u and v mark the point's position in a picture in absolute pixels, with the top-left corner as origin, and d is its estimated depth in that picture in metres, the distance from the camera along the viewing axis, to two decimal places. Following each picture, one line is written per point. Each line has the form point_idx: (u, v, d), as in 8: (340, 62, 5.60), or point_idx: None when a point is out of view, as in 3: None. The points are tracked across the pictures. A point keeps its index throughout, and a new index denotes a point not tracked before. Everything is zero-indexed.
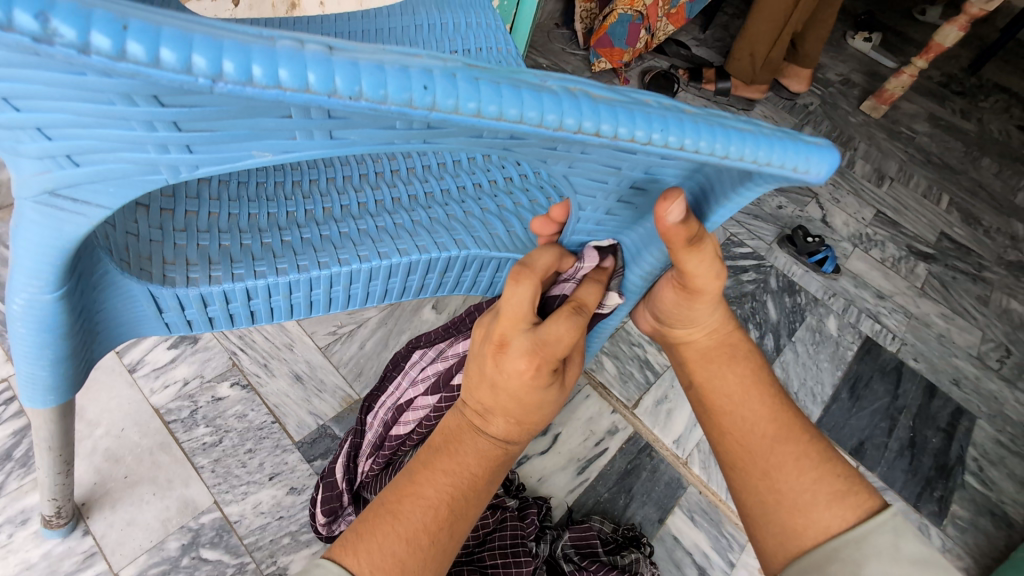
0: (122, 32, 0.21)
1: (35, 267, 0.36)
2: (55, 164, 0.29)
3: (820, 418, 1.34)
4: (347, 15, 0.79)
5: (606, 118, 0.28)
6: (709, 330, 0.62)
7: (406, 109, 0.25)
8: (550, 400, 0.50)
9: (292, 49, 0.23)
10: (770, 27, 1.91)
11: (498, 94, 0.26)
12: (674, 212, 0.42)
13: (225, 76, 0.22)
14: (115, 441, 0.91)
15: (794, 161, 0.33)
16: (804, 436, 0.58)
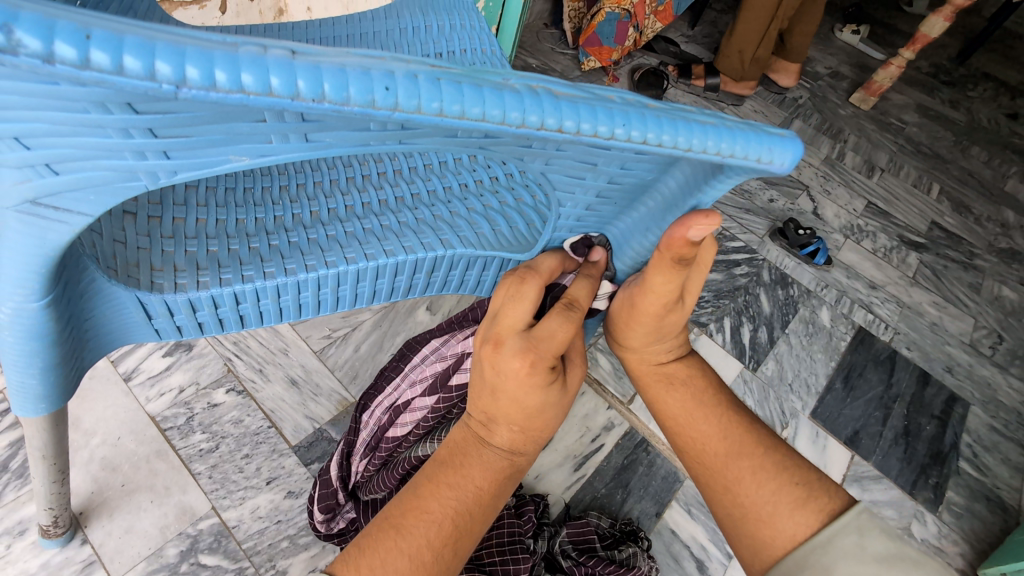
0: (85, 41, 0.21)
1: (20, 277, 0.37)
2: (35, 173, 0.30)
3: (815, 409, 1.35)
4: (331, 20, 0.79)
5: (569, 114, 0.29)
6: (649, 356, 0.60)
7: (369, 110, 0.26)
8: (553, 407, 0.50)
9: (255, 54, 0.24)
10: (757, 23, 1.92)
11: (460, 93, 0.27)
12: (697, 231, 0.42)
13: (189, 82, 0.23)
14: (111, 450, 0.91)
15: (756, 152, 0.34)
16: (759, 449, 0.57)
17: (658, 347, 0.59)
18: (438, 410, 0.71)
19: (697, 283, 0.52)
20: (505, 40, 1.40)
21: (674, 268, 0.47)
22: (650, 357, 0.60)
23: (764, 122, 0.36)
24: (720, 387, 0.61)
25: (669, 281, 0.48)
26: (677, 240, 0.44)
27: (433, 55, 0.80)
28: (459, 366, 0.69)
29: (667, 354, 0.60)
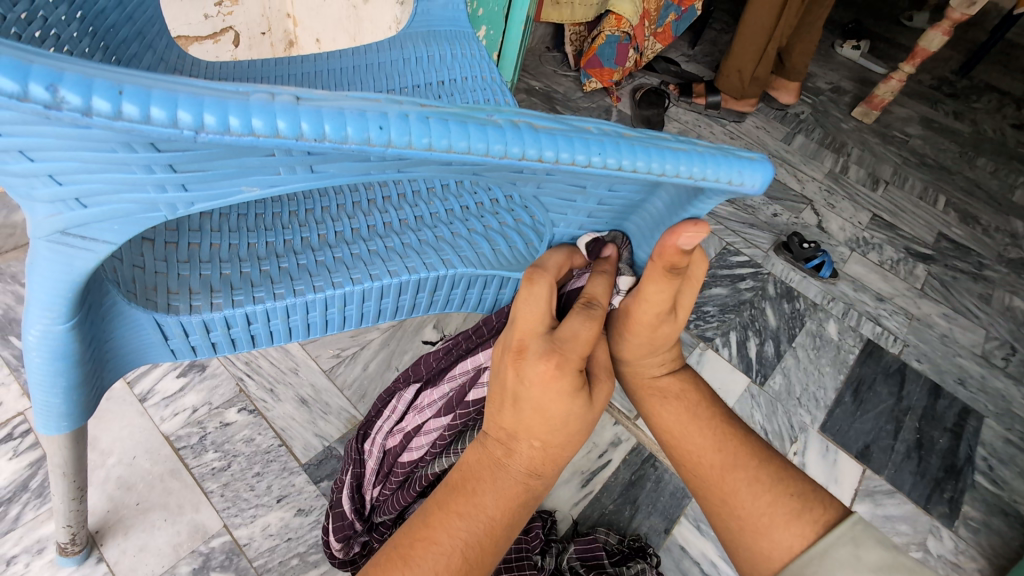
0: (118, 96, 0.24)
1: (48, 301, 0.39)
2: (66, 207, 0.33)
3: (825, 423, 1.34)
4: (338, 53, 0.83)
5: (547, 145, 0.31)
6: (644, 370, 0.60)
7: (365, 147, 0.28)
8: (581, 420, 0.47)
9: (263, 101, 0.26)
10: (754, 43, 1.96)
11: (447, 129, 0.29)
12: (687, 240, 0.44)
13: (206, 127, 0.26)
14: (127, 469, 0.93)
15: (726, 174, 0.35)
16: (754, 461, 0.57)
17: (652, 360, 0.59)
18: (455, 427, 0.70)
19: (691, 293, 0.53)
20: (506, 66, 1.43)
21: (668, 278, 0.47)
22: (644, 371, 0.60)
23: (735, 147, 0.38)
24: (714, 399, 0.61)
25: (663, 292, 0.49)
26: (669, 253, 0.45)
27: (435, 83, 0.83)
28: (475, 383, 0.68)
29: (659, 368, 0.60)
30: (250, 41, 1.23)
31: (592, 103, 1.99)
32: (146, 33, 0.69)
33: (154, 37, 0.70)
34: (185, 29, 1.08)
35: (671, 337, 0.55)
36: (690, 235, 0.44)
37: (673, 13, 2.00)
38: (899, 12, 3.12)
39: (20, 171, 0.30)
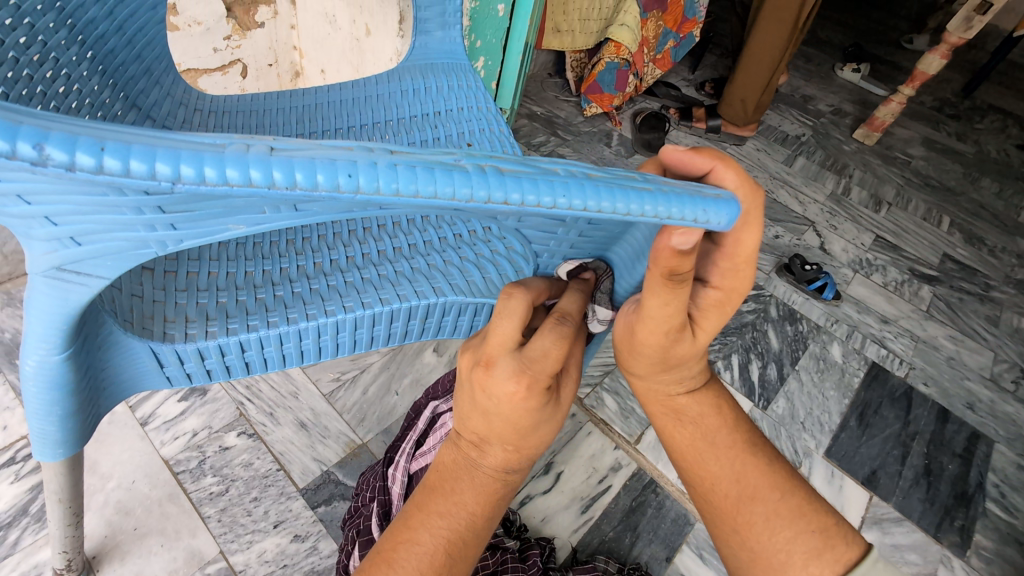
0: (100, 151, 0.25)
1: (45, 333, 0.41)
2: (61, 244, 0.34)
3: (829, 448, 1.32)
4: (340, 85, 0.86)
5: (513, 187, 0.31)
6: (660, 389, 0.59)
7: (335, 194, 0.29)
8: (553, 426, 0.49)
9: (238, 152, 0.27)
10: (757, 73, 2.00)
11: (416, 174, 0.30)
12: (682, 238, 0.41)
13: (183, 178, 0.27)
14: (126, 493, 0.94)
15: (692, 213, 0.36)
16: (774, 494, 0.57)
17: (667, 380, 0.59)
18: None
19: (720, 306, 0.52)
20: (504, 95, 1.46)
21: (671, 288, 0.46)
22: (661, 391, 0.60)
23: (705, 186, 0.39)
24: (734, 426, 0.60)
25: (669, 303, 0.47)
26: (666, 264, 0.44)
27: (433, 113, 0.86)
28: None
29: (677, 388, 0.59)
30: (257, 72, 1.27)
31: (594, 127, 2.01)
32: (154, 69, 0.72)
33: (162, 73, 0.73)
34: (194, 61, 1.12)
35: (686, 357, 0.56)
36: (689, 232, 0.41)
37: (672, 40, 2.04)
38: (899, 36, 3.16)
39: (18, 213, 0.32)
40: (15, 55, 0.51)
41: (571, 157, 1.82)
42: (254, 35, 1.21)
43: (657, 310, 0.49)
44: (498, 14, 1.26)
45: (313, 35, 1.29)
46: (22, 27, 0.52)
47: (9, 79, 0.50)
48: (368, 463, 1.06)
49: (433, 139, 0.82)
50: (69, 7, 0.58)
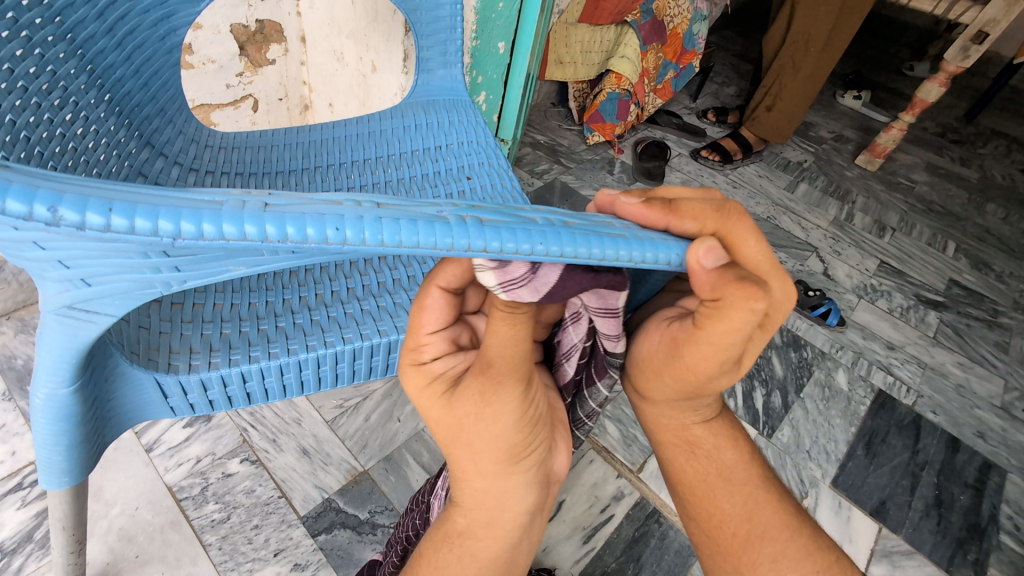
0: (108, 211, 0.28)
1: (54, 366, 0.43)
2: (72, 285, 0.36)
3: (836, 477, 1.29)
4: (344, 121, 0.89)
5: (492, 236, 0.33)
6: (674, 419, 0.52)
7: (325, 245, 0.31)
8: (445, 428, 0.43)
9: (234, 209, 0.29)
10: (798, 94, 2.10)
11: (401, 226, 0.32)
12: (712, 255, 0.38)
13: (184, 234, 0.29)
14: (128, 520, 0.94)
15: (666, 257, 0.38)
16: (783, 532, 0.54)
17: (685, 410, 0.51)
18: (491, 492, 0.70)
19: (776, 318, 0.42)
20: (506, 125, 1.50)
21: (750, 292, 0.36)
22: (676, 420, 0.52)
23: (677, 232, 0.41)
24: (750, 459, 0.55)
25: (748, 318, 0.37)
26: (723, 283, 0.37)
27: (434, 148, 0.89)
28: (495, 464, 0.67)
29: (693, 418, 0.52)
30: (267, 106, 1.32)
31: (596, 155, 2.04)
32: (168, 109, 0.75)
33: (175, 111, 0.76)
34: (207, 97, 1.16)
35: (725, 388, 0.46)
36: (714, 248, 0.38)
37: (672, 70, 2.09)
38: (899, 63, 3.21)
39: (33, 258, 0.34)
40: (37, 100, 0.54)
41: (573, 185, 1.85)
42: (265, 71, 1.26)
43: (727, 332, 0.38)
44: (499, 51, 1.31)
45: (321, 71, 1.34)
46: (45, 73, 0.55)
47: (31, 123, 0.52)
48: (369, 490, 1.06)
49: (434, 172, 0.85)
50: (89, 53, 0.61)
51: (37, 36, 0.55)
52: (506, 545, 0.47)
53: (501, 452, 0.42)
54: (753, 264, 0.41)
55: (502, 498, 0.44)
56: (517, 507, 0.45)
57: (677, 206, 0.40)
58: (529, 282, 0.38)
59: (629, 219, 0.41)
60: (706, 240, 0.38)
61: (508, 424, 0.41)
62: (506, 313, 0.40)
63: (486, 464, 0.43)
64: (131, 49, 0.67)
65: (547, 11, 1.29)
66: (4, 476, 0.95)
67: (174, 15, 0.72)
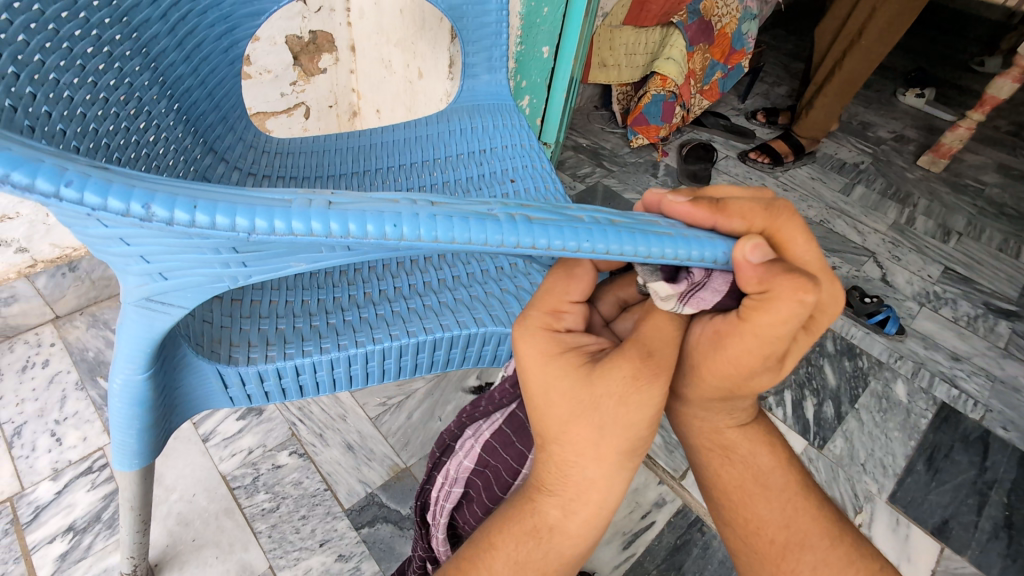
0: (192, 208, 0.30)
1: (132, 353, 0.46)
2: (151, 279, 0.39)
3: (893, 493, 1.22)
4: (392, 126, 0.92)
5: (539, 233, 0.34)
6: (709, 421, 0.51)
7: (382, 241, 0.32)
8: (576, 402, 0.41)
9: (302, 207, 0.31)
10: (844, 92, 2.03)
11: (452, 224, 0.33)
12: (758, 252, 0.37)
13: (257, 230, 0.31)
14: (186, 505, 1.00)
15: (712, 255, 0.38)
16: (824, 540, 0.51)
17: (718, 413, 0.50)
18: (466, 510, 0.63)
19: (821, 321, 0.41)
20: (549, 130, 1.51)
21: (800, 283, 0.35)
22: (710, 422, 0.51)
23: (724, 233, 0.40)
24: (788, 465, 0.54)
25: (796, 311, 0.36)
26: (772, 275, 0.36)
27: (478, 152, 0.90)
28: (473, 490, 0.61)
29: (728, 421, 0.51)
30: (319, 113, 1.37)
31: (640, 158, 2.02)
32: (229, 116, 0.79)
33: (235, 119, 0.81)
34: (263, 105, 1.23)
35: (764, 389, 0.44)
36: (760, 245, 0.38)
37: (720, 71, 2.05)
38: (968, 59, 3.03)
39: (119, 253, 0.37)
40: (116, 110, 0.58)
41: (616, 189, 1.84)
42: (317, 80, 1.31)
43: (775, 325, 0.36)
44: (543, 55, 1.32)
45: (370, 79, 1.38)
46: (123, 85, 0.59)
47: (110, 131, 0.57)
48: (411, 487, 1.09)
49: (479, 175, 0.87)
50: (161, 65, 0.65)
51: (117, 51, 0.59)
52: (586, 541, 0.46)
53: (626, 442, 0.42)
54: (805, 265, 0.40)
55: (604, 491, 0.43)
56: (611, 501, 0.45)
57: (723, 205, 0.39)
58: (708, 284, 0.40)
59: (675, 217, 0.41)
60: (753, 237, 0.38)
61: (646, 415, 0.41)
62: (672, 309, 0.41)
63: (607, 451, 0.42)
64: (198, 61, 0.72)
65: (591, 15, 1.29)
66: (77, 459, 1.02)
67: (237, 27, 0.76)
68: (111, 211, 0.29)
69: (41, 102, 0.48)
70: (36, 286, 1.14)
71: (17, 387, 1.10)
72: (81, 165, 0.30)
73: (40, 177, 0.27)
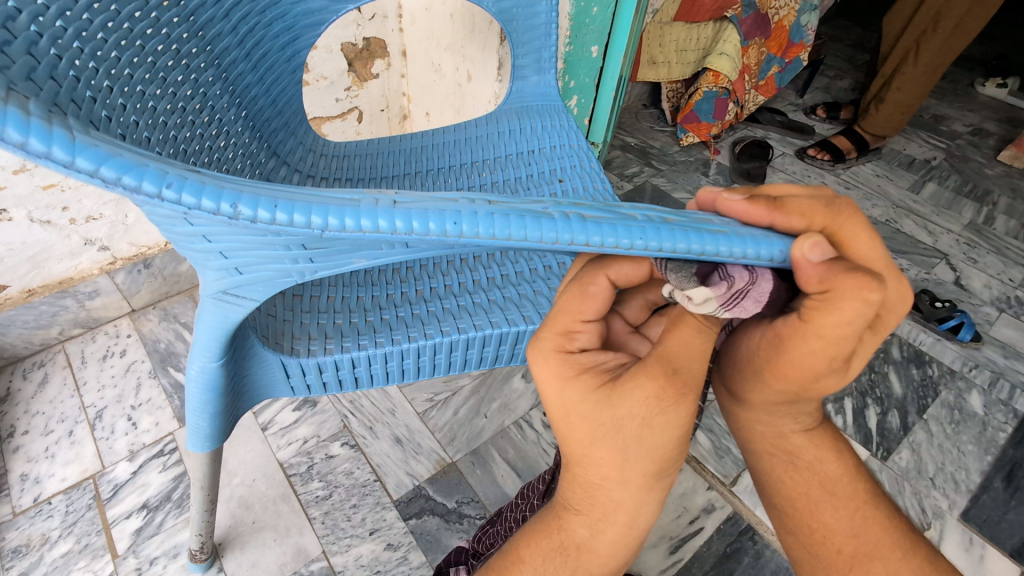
0: (273, 207, 0.32)
1: (208, 343, 0.50)
2: (228, 274, 0.42)
3: (967, 510, 1.14)
4: (443, 129, 0.94)
5: (592, 231, 0.34)
6: (773, 426, 0.49)
7: (443, 238, 0.33)
8: (597, 425, 0.40)
9: (370, 206, 0.33)
10: (916, 87, 1.91)
11: (508, 222, 0.33)
12: (818, 250, 0.37)
13: (329, 227, 0.33)
14: (247, 489, 1.06)
15: (768, 253, 0.37)
16: (895, 553, 0.49)
17: (783, 417, 0.48)
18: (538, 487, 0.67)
19: (888, 320, 0.39)
20: (596, 129, 1.49)
21: (863, 282, 0.34)
22: (773, 427, 0.49)
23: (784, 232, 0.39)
24: (856, 473, 0.51)
25: (862, 310, 0.34)
26: (833, 274, 0.35)
27: (525, 153, 0.91)
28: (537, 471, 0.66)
29: (792, 425, 0.49)
30: (370, 117, 1.42)
31: (690, 156, 1.97)
32: (291, 121, 0.84)
33: (296, 124, 0.85)
34: (319, 111, 1.28)
35: (831, 392, 0.42)
36: (820, 244, 0.37)
37: (777, 65, 1.98)
38: None
39: (203, 249, 0.40)
40: (193, 119, 0.63)
41: (665, 188, 1.80)
42: (370, 85, 1.36)
43: (838, 326, 0.35)
44: (592, 54, 1.32)
45: (420, 82, 1.42)
46: (198, 94, 0.64)
47: (187, 137, 0.61)
48: (457, 481, 1.11)
49: (527, 175, 0.87)
50: (231, 75, 0.70)
51: (194, 64, 0.63)
52: (617, 559, 0.47)
53: (653, 466, 0.41)
54: (868, 262, 0.38)
55: (632, 512, 0.43)
56: (642, 521, 0.44)
57: (782, 203, 0.39)
58: (749, 293, 0.38)
59: (731, 216, 0.41)
60: (812, 236, 0.37)
61: (672, 436, 0.40)
62: (699, 319, 0.39)
63: (633, 476, 0.41)
64: (263, 70, 0.76)
65: (641, 12, 1.28)
66: (151, 442, 1.10)
67: (299, 37, 0.80)
68: (204, 210, 0.31)
69: (131, 113, 0.52)
70: (116, 281, 1.23)
71: (99, 373, 1.19)
72: (177, 168, 0.33)
73: (146, 181, 0.30)
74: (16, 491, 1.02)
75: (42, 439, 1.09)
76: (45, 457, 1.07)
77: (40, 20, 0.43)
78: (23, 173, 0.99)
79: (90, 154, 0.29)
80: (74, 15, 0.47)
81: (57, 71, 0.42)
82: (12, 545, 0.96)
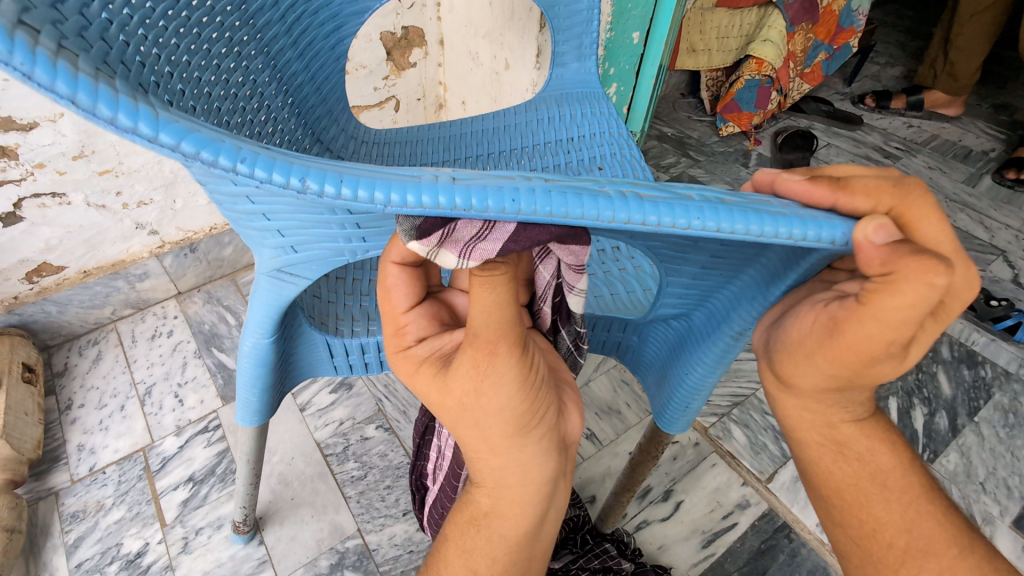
0: (339, 182, 0.32)
1: (262, 319, 0.51)
2: (284, 252, 0.44)
3: (1019, 518, 1.09)
4: (481, 116, 0.94)
5: (650, 211, 0.34)
6: (820, 415, 0.48)
7: (501, 216, 0.33)
8: (447, 408, 0.41)
9: (430, 182, 0.33)
10: None
11: (566, 200, 0.33)
12: (882, 232, 0.35)
13: (393, 203, 0.32)
14: (286, 467, 1.09)
15: (830, 236, 0.36)
16: (950, 549, 0.48)
17: (832, 406, 0.47)
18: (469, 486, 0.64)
19: (953, 308, 0.38)
20: (635, 117, 1.47)
21: (929, 265, 0.33)
22: (822, 416, 0.48)
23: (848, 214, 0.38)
24: (911, 466, 0.50)
25: (926, 294, 0.33)
26: (897, 256, 0.34)
27: (565, 140, 0.90)
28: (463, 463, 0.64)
29: (843, 415, 0.47)
30: (408, 106, 1.43)
31: (729, 146, 1.92)
32: (334, 108, 0.85)
33: (340, 111, 0.86)
34: (358, 99, 1.30)
35: (887, 380, 0.41)
36: (885, 226, 0.35)
37: (824, 52, 1.91)
38: None
39: (262, 226, 0.41)
40: (243, 104, 0.65)
41: (703, 179, 1.76)
42: (407, 74, 1.37)
43: (899, 309, 0.34)
44: (633, 41, 1.30)
45: (456, 71, 1.42)
46: (248, 80, 0.66)
47: (238, 123, 0.63)
48: None
49: (567, 162, 0.87)
50: (279, 62, 0.72)
51: (245, 51, 0.65)
52: (529, 522, 0.44)
53: (508, 425, 0.39)
54: (934, 246, 0.36)
55: (519, 471, 0.42)
56: (538, 478, 0.42)
57: (846, 183, 0.38)
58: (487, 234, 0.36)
59: (791, 197, 0.40)
60: (876, 218, 0.35)
61: (509, 394, 0.38)
62: (482, 276, 0.37)
63: (496, 440, 0.40)
64: (309, 57, 0.78)
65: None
66: (196, 419, 1.15)
67: (344, 25, 0.81)
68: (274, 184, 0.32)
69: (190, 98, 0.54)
70: (164, 264, 1.28)
71: (148, 352, 1.25)
72: (247, 144, 0.33)
73: (221, 156, 0.31)
74: (74, 460, 1.08)
75: (97, 412, 1.15)
76: (100, 429, 1.13)
77: (109, 8, 0.45)
78: (81, 159, 1.04)
79: (171, 130, 0.30)
80: (138, 4, 0.49)
81: (126, 56, 0.44)
82: (70, 510, 1.02)
